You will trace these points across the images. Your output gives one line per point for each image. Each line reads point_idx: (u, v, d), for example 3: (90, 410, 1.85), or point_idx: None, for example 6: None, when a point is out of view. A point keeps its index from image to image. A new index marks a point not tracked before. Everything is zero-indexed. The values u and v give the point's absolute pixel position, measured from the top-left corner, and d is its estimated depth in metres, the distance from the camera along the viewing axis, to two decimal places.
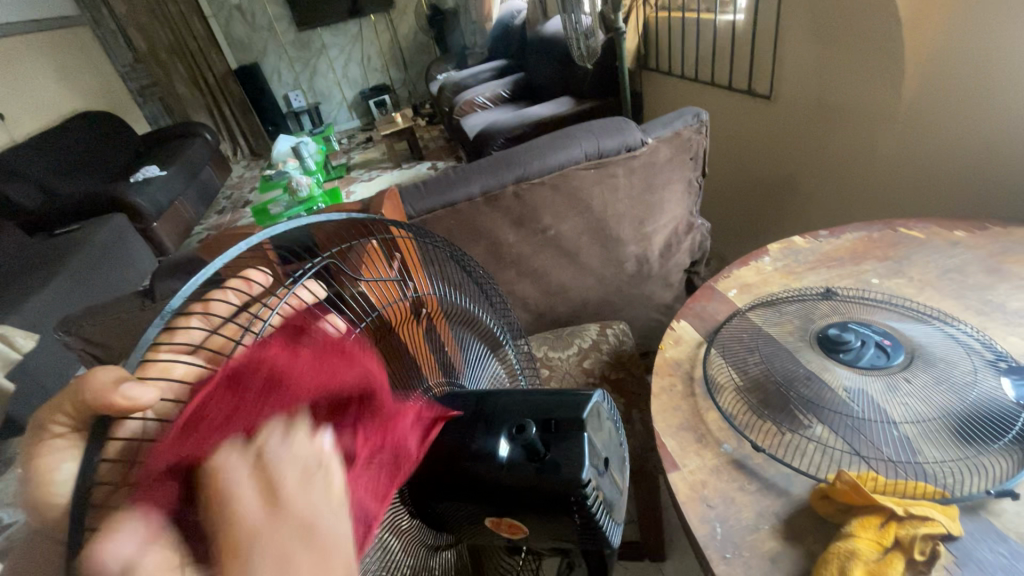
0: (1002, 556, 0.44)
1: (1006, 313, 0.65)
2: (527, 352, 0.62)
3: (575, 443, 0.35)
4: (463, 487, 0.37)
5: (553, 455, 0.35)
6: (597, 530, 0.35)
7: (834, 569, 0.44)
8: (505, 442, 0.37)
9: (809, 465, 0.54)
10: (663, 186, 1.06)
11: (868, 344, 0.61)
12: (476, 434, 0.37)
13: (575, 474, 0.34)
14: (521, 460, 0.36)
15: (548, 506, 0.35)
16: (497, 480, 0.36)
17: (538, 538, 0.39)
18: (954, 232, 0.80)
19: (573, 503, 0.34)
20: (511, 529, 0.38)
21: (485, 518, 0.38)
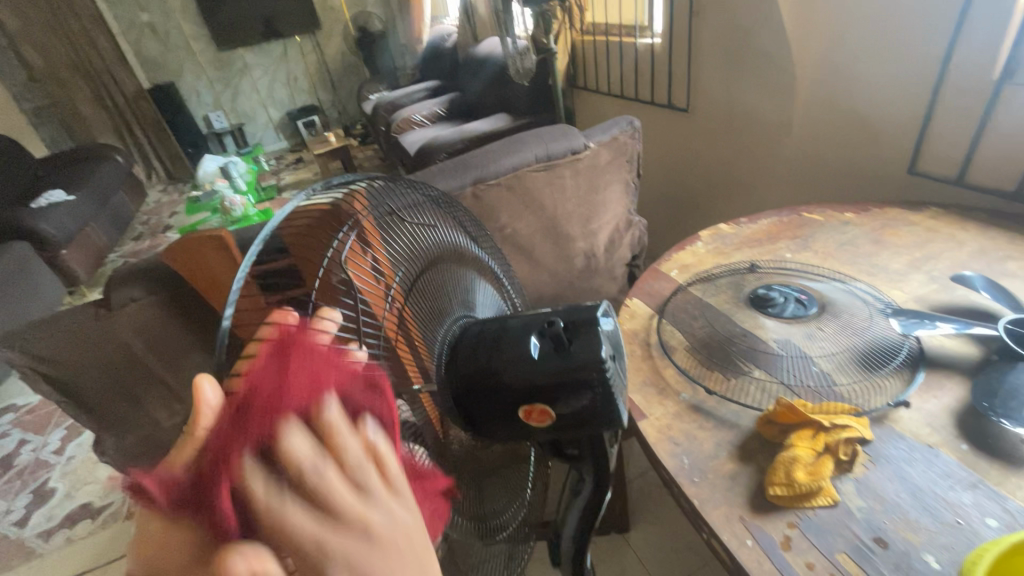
0: (903, 450, 0.56)
1: (888, 272, 0.80)
2: (512, 274, 0.62)
3: (592, 335, 0.40)
4: (496, 389, 0.40)
5: (576, 345, 0.39)
6: (613, 407, 0.41)
7: (781, 474, 0.54)
8: (536, 339, 0.40)
9: (754, 400, 0.64)
10: (605, 186, 1.17)
11: (789, 300, 0.73)
12: (506, 347, 0.41)
13: (594, 354, 0.39)
14: (549, 351, 0.40)
15: (576, 388, 0.39)
16: (532, 378, 0.39)
17: (558, 428, 0.42)
18: (845, 214, 0.96)
19: (594, 378, 0.39)
20: (539, 418, 0.41)
21: (518, 411, 0.41)
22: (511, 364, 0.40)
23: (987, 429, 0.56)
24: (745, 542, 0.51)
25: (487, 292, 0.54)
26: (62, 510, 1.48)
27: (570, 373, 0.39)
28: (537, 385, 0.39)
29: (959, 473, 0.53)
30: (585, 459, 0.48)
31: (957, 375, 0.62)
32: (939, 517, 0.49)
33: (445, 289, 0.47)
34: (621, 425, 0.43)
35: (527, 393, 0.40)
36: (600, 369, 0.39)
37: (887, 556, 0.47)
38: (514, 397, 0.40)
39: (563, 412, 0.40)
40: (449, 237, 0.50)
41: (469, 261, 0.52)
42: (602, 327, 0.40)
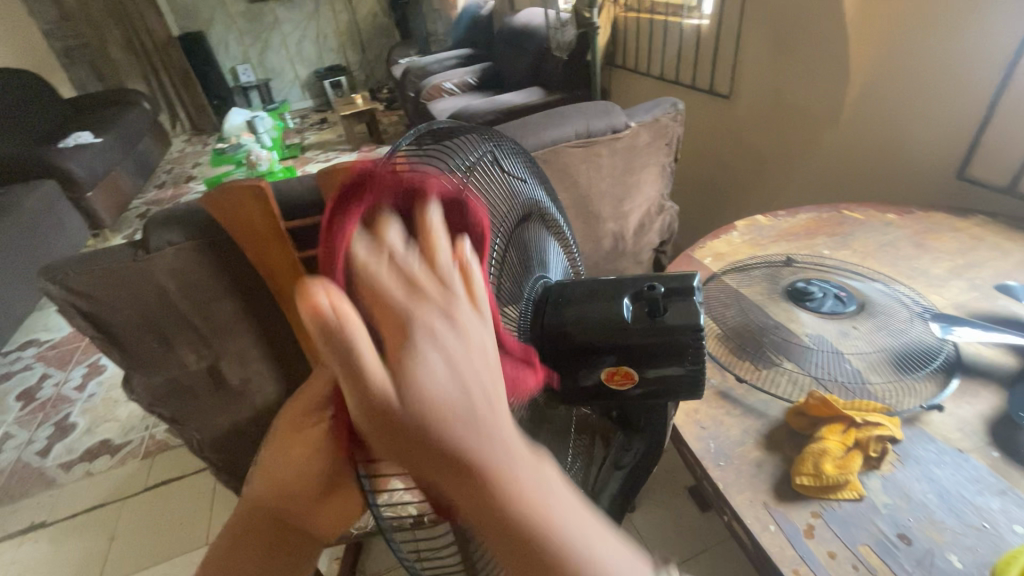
0: (932, 452, 0.56)
1: (929, 277, 0.78)
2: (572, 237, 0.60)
3: (689, 303, 0.40)
4: (586, 352, 0.41)
5: (672, 311, 0.40)
6: (697, 378, 0.41)
7: (808, 465, 0.54)
8: (630, 301, 0.41)
9: (782, 391, 0.64)
10: (641, 168, 1.16)
11: (828, 295, 0.73)
12: (605, 305, 0.41)
13: (694, 320, 0.39)
14: (645, 315, 0.40)
15: (666, 354, 0.40)
16: (627, 337, 0.40)
17: (639, 392, 0.43)
18: (887, 215, 0.94)
19: (689, 345, 0.39)
20: (624, 382, 0.41)
21: (602, 371, 0.41)
22: (601, 327, 0.40)
23: (1019, 439, 0.56)
24: (767, 527, 0.52)
25: (556, 253, 0.53)
26: (83, 444, 1.53)
27: (665, 336, 0.39)
28: (632, 345, 0.40)
29: (987, 479, 0.53)
30: (643, 432, 0.49)
31: (992, 384, 0.62)
32: (965, 519, 0.50)
33: (526, 244, 0.45)
34: (693, 397, 0.44)
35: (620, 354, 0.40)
36: (695, 338, 0.39)
37: (910, 552, 0.48)
38: (601, 359, 0.41)
39: (650, 375, 0.41)
40: (524, 188, 0.47)
41: (542, 220, 0.50)
42: (698, 296, 0.41)
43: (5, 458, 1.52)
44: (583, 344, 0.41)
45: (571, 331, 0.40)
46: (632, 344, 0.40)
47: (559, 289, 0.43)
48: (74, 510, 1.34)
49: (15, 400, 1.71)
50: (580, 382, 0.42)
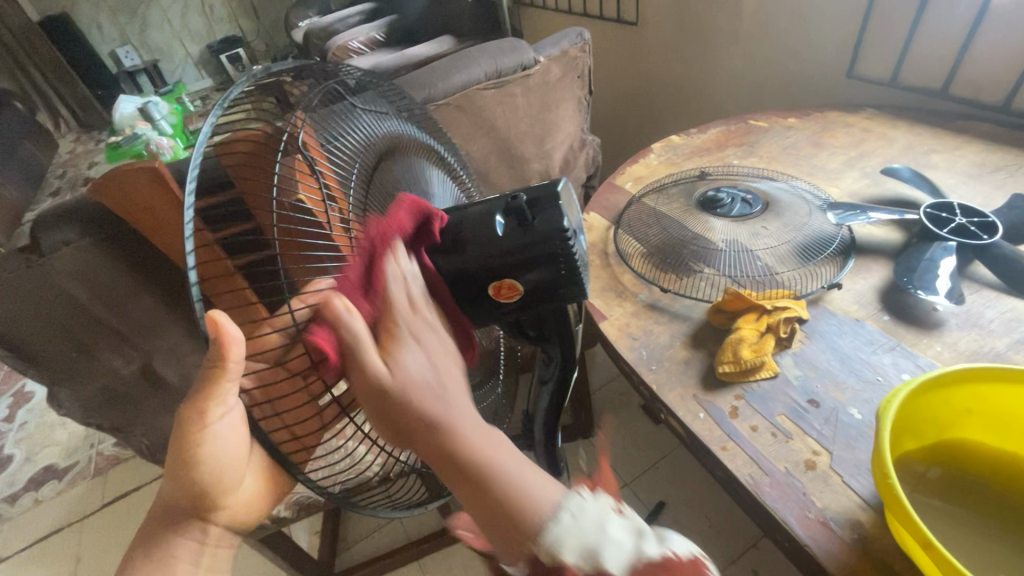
0: (833, 324, 0.62)
1: (826, 171, 0.84)
2: (465, 163, 0.61)
3: (556, 208, 0.40)
4: (464, 277, 0.41)
5: (539, 220, 0.40)
6: (579, 281, 0.42)
7: (729, 353, 0.59)
8: (501, 219, 0.41)
9: (703, 294, 0.69)
10: (557, 104, 1.16)
11: (736, 200, 0.77)
12: (477, 224, 0.41)
13: (558, 225, 0.40)
14: (513, 228, 0.40)
15: (544, 261, 0.40)
16: (499, 247, 0.40)
17: (529, 303, 0.43)
18: (788, 120, 0.99)
19: (560, 249, 0.40)
20: (510, 298, 0.42)
21: (486, 286, 0.41)
22: (478, 248, 0.41)
23: (905, 301, 0.63)
24: (698, 415, 0.56)
25: (445, 185, 0.53)
26: (23, 475, 1.43)
27: (533, 243, 0.40)
28: (505, 255, 0.40)
29: (880, 339, 0.59)
30: (555, 342, 0.49)
31: (881, 259, 0.68)
32: (862, 376, 0.56)
33: (400, 176, 0.46)
34: (584, 298, 0.45)
35: (497, 269, 0.41)
36: (563, 240, 0.40)
37: (819, 413, 0.54)
38: (482, 277, 0.41)
39: (534, 285, 0.42)
40: (395, 125, 0.49)
41: (421, 151, 0.51)
42: (564, 201, 0.41)
43: None
44: (462, 265, 0.41)
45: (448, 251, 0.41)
46: (505, 255, 0.40)
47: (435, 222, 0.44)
48: (29, 542, 1.28)
49: None
50: (471, 305, 0.43)
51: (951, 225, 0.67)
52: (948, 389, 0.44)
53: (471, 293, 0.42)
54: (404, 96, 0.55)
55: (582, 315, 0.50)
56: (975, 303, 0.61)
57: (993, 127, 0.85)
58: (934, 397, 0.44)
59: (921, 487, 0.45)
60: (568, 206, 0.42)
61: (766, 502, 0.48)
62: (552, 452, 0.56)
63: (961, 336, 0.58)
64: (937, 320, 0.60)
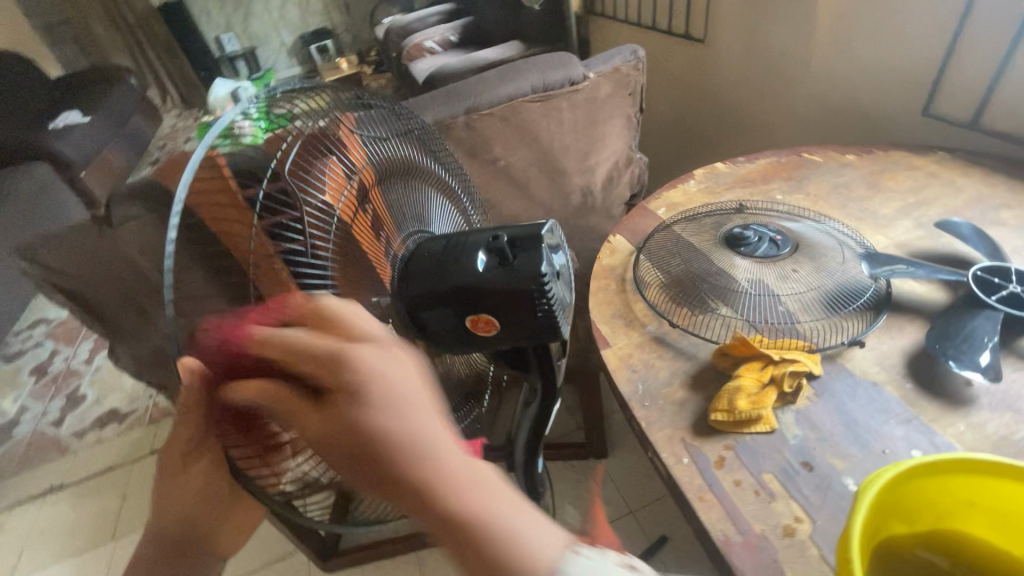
0: (846, 385, 0.58)
1: (875, 217, 0.78)
2: (468, 185, 0.66)
3: (535, 251, 0.41)
4: (444, 309, 0.43)
5: (518, 261, 0.41)
6: (554, 323, 0.43)
7: (724, 401, 0.57)
8: (482, 255, 0.42)
9: (714, 335, 0.67)
10: (605, 121, 1.15)
11: (764, 240, 0.73)
12: (460, 257, 0.43)
13: (535, 270, 0.40)
14: (493, 268, 0.42)
15: (518, 303, 0.41)
16: (476, 285, 0.42)
17: (505, 337, 0.45)
18: (846, 156, 0.93)
19: (534, 294, 0.41)
20: (488, 332, 0.44)
21: (463, 317, 0.43)
22: (456, 279, 0.42)
23: (935, 370, 0.58)
24: (681, 460, 0.55)
25: (443, 212, 0.59)
26: (91, 414, 1.61)
27: (508, 285, 0.41)
28: (480, 293, 0.42)
29: (896, 409, 0.55)
30: (534, 372, 0.50)
31: (916, 320, 0.63)
32: (867, 446, 0.52)
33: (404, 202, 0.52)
34: (563, 337, 0.46)
35: (474, 304, 0.42)
36: (539, 285, 0.40)
37: (810, 478, 0.51)
38: (459, 308, 0.43)
39: (508, 321, 0.43)
40: (407, 151, 0.53)
41: (423, 177, 0.55)
42: (545, 246, 0.42)
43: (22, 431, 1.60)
44: (440, 296, 0.43)
45: (432, 278, 0.43)
46: (480, 293, 0.42)
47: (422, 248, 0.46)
48: (88, 476, 1.43)
49: (27, 375, 1.77)
50: (450, 331, 0.45)
51: (1001, 293, 0.61)
52: (942, 477, 0.41)
53: (449, 321, 0.44)
54: (413, 118, 0.58)
55: (566, 351, 0.51)
56: (1015, 382, 0.55)
57: None
58: (927, 484, 0.41)
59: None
60: (548, 250, 0.42)
61: (732, 563, 0.46)
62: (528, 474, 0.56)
63: (991, 419, 0.53)
64: (968, 396, 0.55)
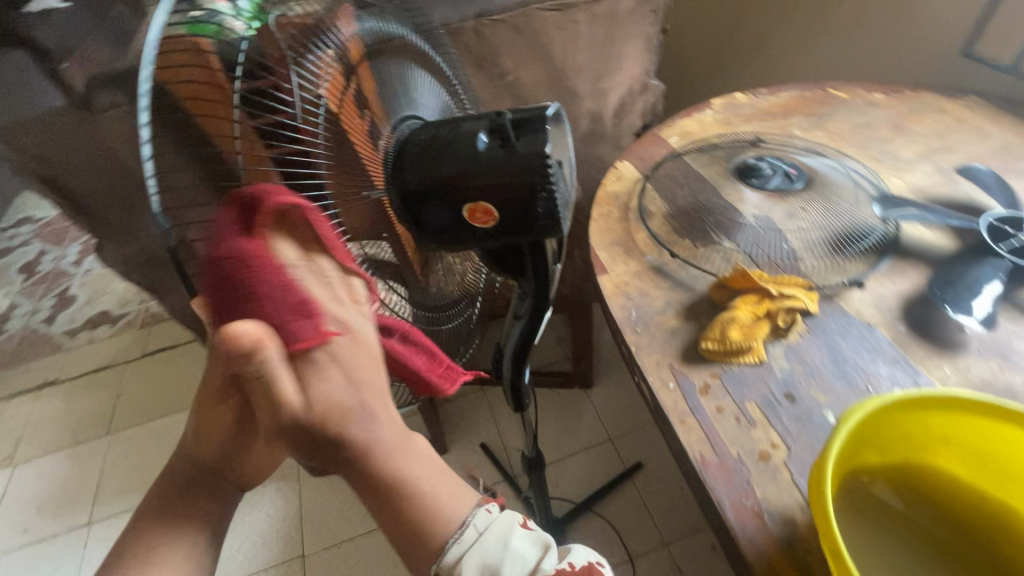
0: (839, 323, 0.58)
1: (895, 160, 0.75)
2: (461, 77, 0.60)
3: (540, 133, 0.39)
4: (440, 195, 0.41)
5: (522, 142, 0.39)
6: (554, 215, 0.42)
7: (717, 330, 0.56)
8: (484, 136, 0.40)
9: (712, 268, 0.65)
10: (623, 40, 1.07)
11: (778, 173, 0.70)
12: (461, 137, 0.41)
13: (540, 151, 0.39)
14: (494, 147, 0.39)
15: (518, 189, 0.39)
16: (478, 166, 0.39)
17: (504, 231, 0.43)
18: (874, 95, 0.87)
19: (539, 175, 0.39)
20: (485, 223, 0.42)
21: (462, 205, 0.41)
22: (455, 161, 0.40)
23: (930, 314, 0.57)
24: (667, 385, 0.55)
25: (434, 96, 0.53)
26: (83, 315, 1.61)
27: (511, 167, 0.39)
28: (482, 175, 0.39)
29: (886, 349, 0.55)
30: (530, 278, 0.49)
31: (922, 265, 0.62)
32: (852, 382, 0.53)
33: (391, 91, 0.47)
34: (564, 234, 0.45)
35: (472, 186, 0.40)
36: (542, 167, 0.39)
37: (792, 408, 0.52)
38: (455, 194, 0.40)
39: (507, 211, 0.41)
40: (402, 37, 0.50)
41: (417, 64, 0.51)
42: (550, 127, 0.41)
43: (14, 327, 1.61)
44: (438, 181, 0.41)
45: (427, 162, 0.41)
46: (482, 175, 0.39)
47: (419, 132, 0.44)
48: (83, 374, 1.46)
49: (16, 272, 1.76)
50: (446, 219, 0.42)
51: (1011, 244, 0.60)
52: (924, 411, 0.41)
53: (447, 210, 0.41)
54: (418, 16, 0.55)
55: (563, 256, 0.49)
56: (1008, 331, 0.55)
57: None
58: (906, 419, 0.42)
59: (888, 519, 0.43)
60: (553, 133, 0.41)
61: (705, 480, 0.47)
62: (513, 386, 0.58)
63: (977, 364, 0.53)
64: (958, 341, 0.55)
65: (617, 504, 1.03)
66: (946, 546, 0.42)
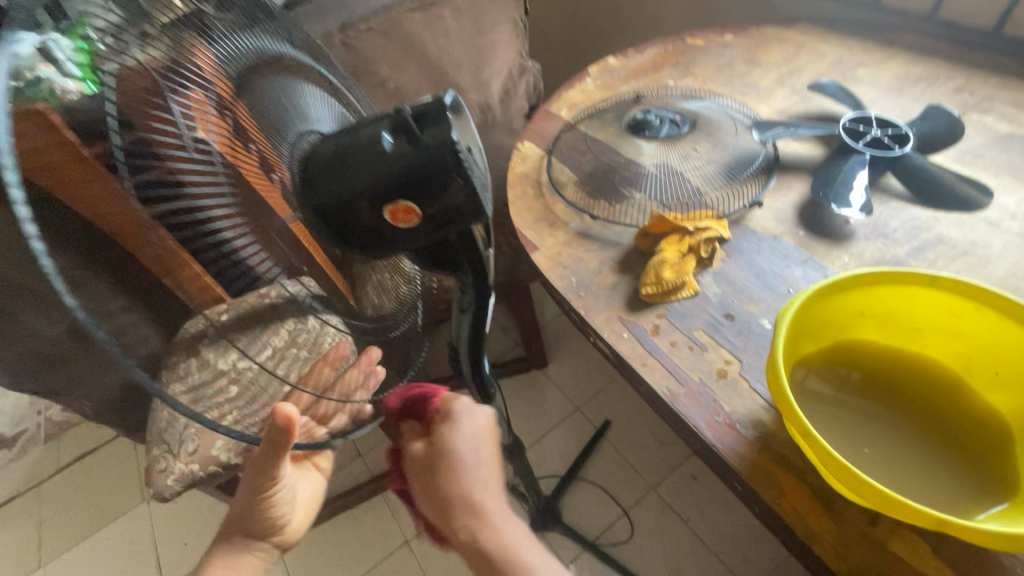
0: (751, 242, 0.64)
1: (757, 90, 0.83)
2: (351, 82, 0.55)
3: (443, 122, 0.39)
4: (356, 205, 0.39)
5: (427, 134, 0.38)
6: (477, 200, 0.41)
7: (652, 276, 0.60)
8: (388, 135, 0.39)
9: (632, 220, 0.70)
10: (491, 29, 1.09)
11: (665, 121, 0.75)
12: (366, 137, 0.39)
13: (447, 138, 0.38)
14: (401, 146, 0.38)
15: (433, 182, 0.38)
16: (389, 166, 0.38)
17: (428, 227, 0.41)
18: (725, 36, 0.96)
19: (450, 165, 0.38)
20: (410, 222, 0.40)
21: (382, 209, 0.39)
22: (366, 168, 0.39)
23: (820, 215, 0.65)
24: (621, 336, 0.58)
25: (326, 103, 0.48)
26: None
27: (421, 159, 0.38)
28: (394, 172, 0.38)
29: (794, 254, 0.62)
30: (466, 268, 0.48)
31: (803, 175, 0.70)
32: (775, 289, 0.59)
33: (275, 101, 0.43)
34: (490, 218, 0.44)
35: (388, 191, 0.39)
36: (453, 154, 0.38)
37: (733, 325, 0.57)
38: (372, 198, 0.39)
39: (428, 204, 0.40)
40: (272, 45, 0.45)
41: (295, 70, 0.46)
42: (451, 116, 0.40)
43: None
44: (355, 191, 0.39)
45: (337, 172, 0.39)
46: (394, 172, 0.38)
47: (319, 147, 0.41)
48: None
49: None
50: (370, 228, 0.41)
51: (866, 139, 0.69)
52: (845, 294, 0.47)
53: (366, 217, 0.40)
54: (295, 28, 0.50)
55: (492, 240, 0.49)
56: (882, 213, 0.64)
57: (916, 38, 0.86)
58: (830, 303, 0.47)
59: (851, 401, 0.47)
60: (457, 121, 0.40)
61: (679, 410, 0.51)
62: (479, 378, 0.59)
63: (867, 247, 0.61)
64: (847, 232, 0.63)
65: (599, 465, 1.07)
66: (899, 406, 0.46)
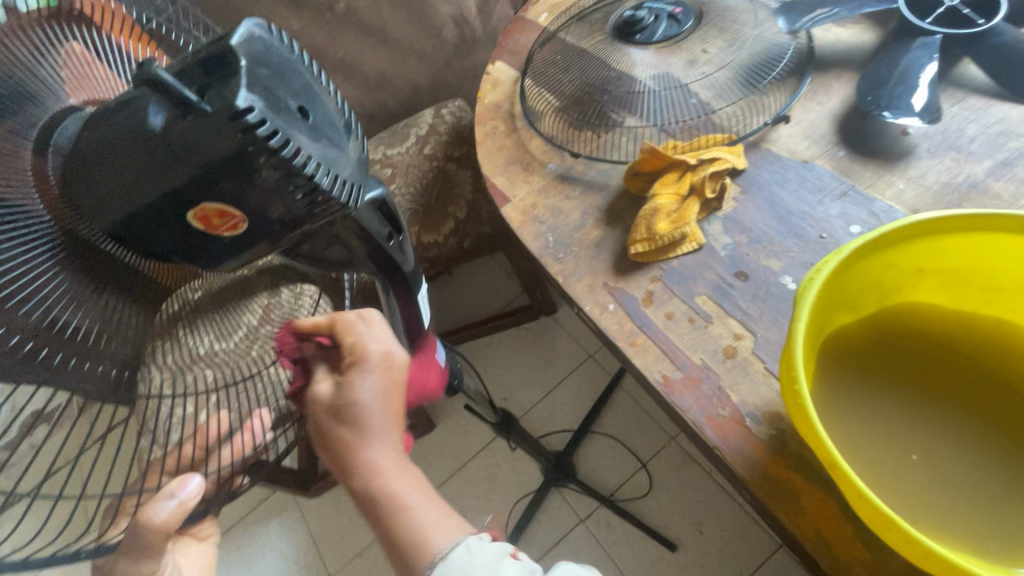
0: (774, 172, 0.50)
1: None
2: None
3: (229, 75, 0.21)
4: (141, 223, 0.24)
5: (209, 99, 0.21)
6: (329, 194, 0.24)
7: (643, 229, 0.48)
8: (151, 108, 0.22)
9: (622, 155, 0.57)
10: None
11: (661, 18, 0.57)
12: (124, 111, 0.22)
13: (232, 106, 0.21)
14: (175, 123, 0.21)
15: (240, 176, 0.22)
16: (168, 160, 0.22)
17: (274, 237, 0.26)
18: None
19: (252, 150, 0.21)
20: (236, 231, 0.25)
21: (185, 217, 0.24)
22: (129, 164, 0.22)
23: (868, 127, 0.50)
24: (607, 308, 0.47)
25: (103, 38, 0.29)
26: None
27: (209, 144, 0.21)
28: (185, 167, 0.22)
29: (830, 184, 0.48)
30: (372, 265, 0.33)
31: (847, 73, 0.54)
32: (803, 235, 0.46)
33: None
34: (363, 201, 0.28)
35: (175, 199, 0.23)
36: (252, 131, 0.21)
37: (745, 289, 0.45)
38: (160, 212, 0.23)
39: (254, 208, 0.24)
40: None
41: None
42: (250, 57, 0.22)
43: None
44: (129, 200, 0.23)
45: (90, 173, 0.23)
46: (185, 166, 0.22)
47: (82, 134, 0.24)
48: None
49: None
50: (175, 250, 0.25)
51: (937, 12, 0.51)
52: (889, 250, 0.34)
53: (168, 241, 0.25)
54: None
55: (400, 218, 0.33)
56: (954, 118, 0.48)
57: None
58: (870, 265, 0.35)
59: (884, 393, 0.36)
60: (265, 66, 0.23)
61: (674, 404, 0.41)
62: (430, 368, 0.45)
63: (930, 167, 0.46)
64: (904, 149, 0.47)
65: (614, 415, 1.01)
66: (950, 395, 0.35)
